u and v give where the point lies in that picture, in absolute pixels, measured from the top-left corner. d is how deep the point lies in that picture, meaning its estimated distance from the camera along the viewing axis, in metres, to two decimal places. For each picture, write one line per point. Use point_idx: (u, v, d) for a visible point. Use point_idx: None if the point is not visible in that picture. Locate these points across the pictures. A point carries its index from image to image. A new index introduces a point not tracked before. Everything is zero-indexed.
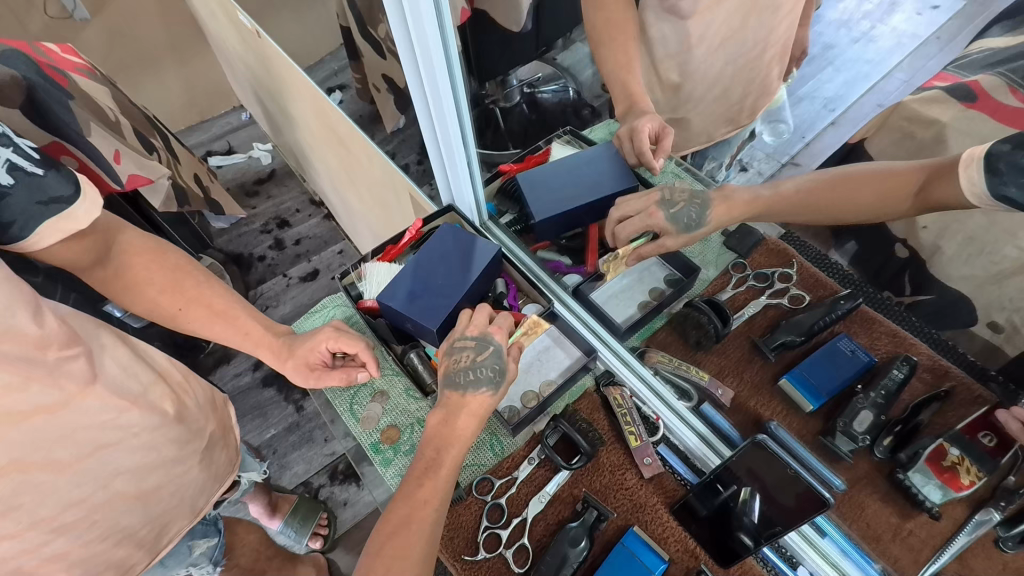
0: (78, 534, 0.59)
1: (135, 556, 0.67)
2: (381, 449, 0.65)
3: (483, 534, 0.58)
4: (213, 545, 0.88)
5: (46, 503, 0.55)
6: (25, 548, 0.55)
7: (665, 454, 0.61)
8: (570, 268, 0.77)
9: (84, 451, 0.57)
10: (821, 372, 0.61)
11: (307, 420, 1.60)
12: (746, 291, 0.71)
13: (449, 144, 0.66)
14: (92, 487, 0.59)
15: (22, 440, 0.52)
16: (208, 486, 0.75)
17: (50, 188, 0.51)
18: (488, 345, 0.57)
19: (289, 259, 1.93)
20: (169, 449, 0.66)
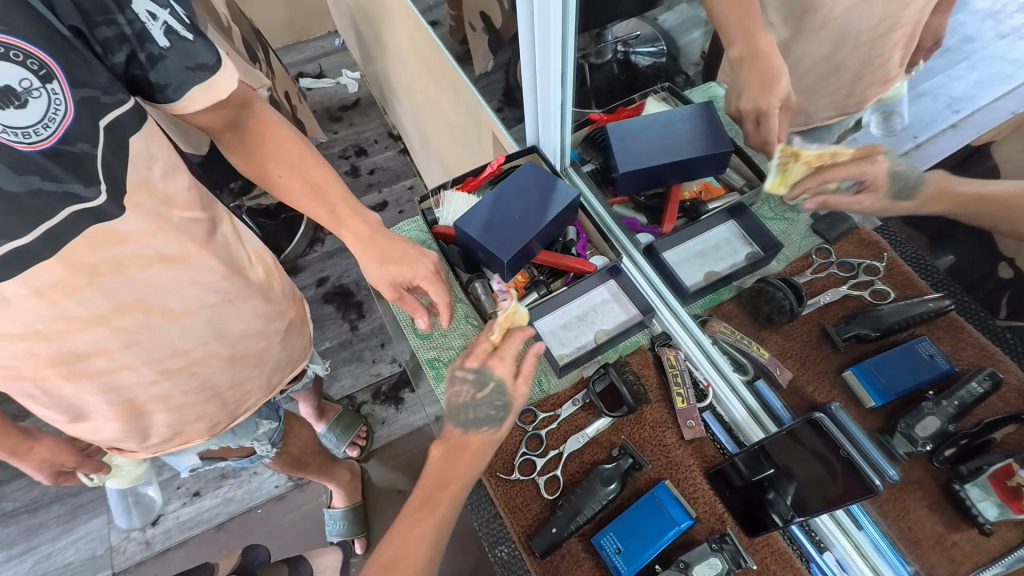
0: (181, 381, 0.68)
1: (219, 413, 0.76)
2: (436, 365, 0.68)
3: (520, 458, 0.61)
4: (275, 428, 0.97)
5: (161, 344, 0.63)
6: (140, 379, 0.64)
7: (709, 421, 0.62)
8: (645, 226, 0.76)
9: (192, 305, 0.64)
10: (892, 371, 0.59)
11: (360, 340, 1.70)
12: (828, 278, 0.69)
13: (547, 81, 0.66)
14: (194, 342, 0.66)
15: (146, 283, 0.59)
16: (283, 367, 0.84)
17: (197, 55, 0.55)
18: (488, 380, 0.58)
19: (361, 187, 1.99)
20: (258, 322, 0.74)
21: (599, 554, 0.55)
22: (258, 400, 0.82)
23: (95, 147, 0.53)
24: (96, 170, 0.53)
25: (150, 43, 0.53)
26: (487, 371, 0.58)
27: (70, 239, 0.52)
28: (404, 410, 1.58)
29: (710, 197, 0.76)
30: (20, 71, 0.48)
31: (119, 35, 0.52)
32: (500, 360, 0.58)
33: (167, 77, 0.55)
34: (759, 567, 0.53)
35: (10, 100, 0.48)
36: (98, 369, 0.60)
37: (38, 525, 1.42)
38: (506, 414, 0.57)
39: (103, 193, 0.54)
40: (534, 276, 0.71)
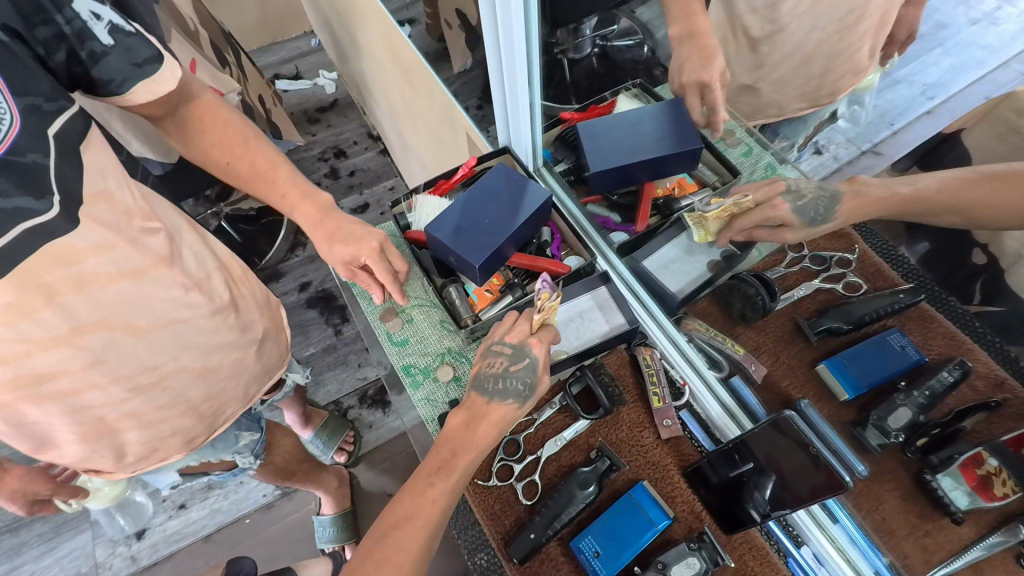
0: (152, 398, 0.66)
1: (195, 427, 0.75)
2: (412, 371, 0.67)
3: (497, 463, 0.61)
4: (256, 439, 0.96)
5: (128, 362, 0.62)
6: (107, 399, 0.62)
7: (686, 419, 0.61)
8: (618, 225, 0.76)
9: (159, 321, 0.63)
10: (863, 364, 0.59)
11: (344, 343, 1.68)
12: (799, 272, 0.68)
13: (512, 82, 0.65)
14: (164, 357, 0.65)
15: (108, 300, 0.57)
16: (260, 377, 0.83)
17: (140, 50, 0.56)
18: (525, 356, 0.56)
19: (341, 189, 1.97)
20: (229, 332, 0.73)
21: (578, 558, 0.54)
22: (236, 409, 0.81)
23: (44, 157, 0.52)
24: (48, 183, 0.52)
25: (93, 40, 0.53)
26: (525, 347, 0.57)
27: (25, 260, 0.50)
28: (391, 413, 1.58)
29: (684, 194, 0.74)
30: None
31: (58, 34, 0.51)
32: (539, 341, 0.57)
33: (112, 74, 0.55)
34: (738, 564, 0.53)
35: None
36: (62, 391, 0.58)
37: (20, 544, 1.39)
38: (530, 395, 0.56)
39: (56, 205, 0.52)
40: (509, 278, 0.70)
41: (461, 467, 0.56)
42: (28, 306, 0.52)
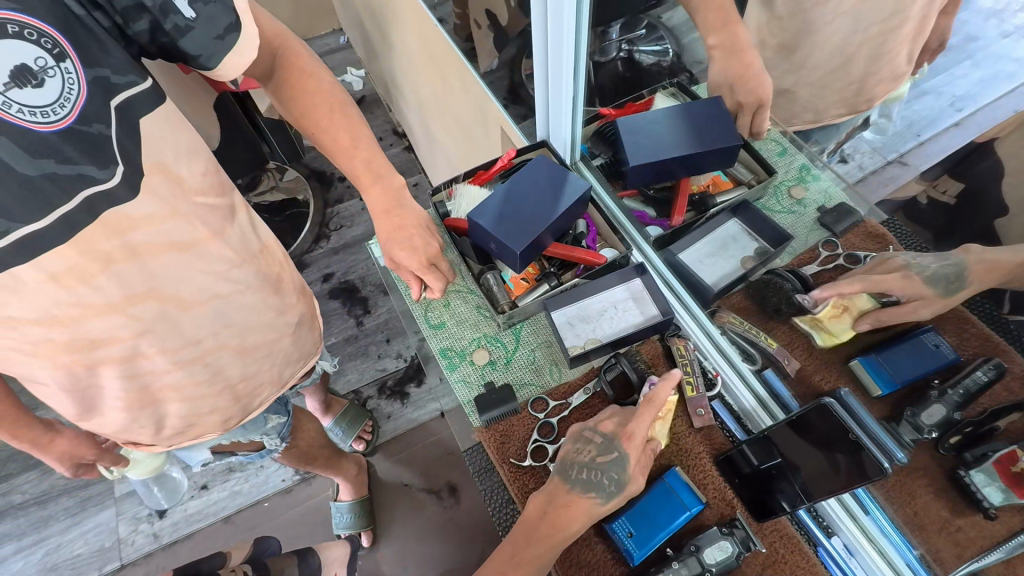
0: (194, 370, 0.69)
1: (230, 405, 0.77)
2: (449, 354, 0.69)
3: (533, 445, 0.62)
4: (283, 422, 0.98)
5: (174, 333, 0.64)
6: (153, 368, 0.65)
7: (718, 409, 0.63)
8: (654, 219, 0.77)
9: (204, 294, 0.65)
10: (897, 361, 0.60)
11: (365, 335, 1.71)
12: (834, 270, 0.69)
13: (557, 73, 0.67)
14: (207, 331, 0.67)
15: (160, 271, 0.60)
16: (295, 360, 0.85)
17: (218, 20, 0.58)
18: (613, 449, 0.56)
19: None
20: (269, 314, 0.75)
21: (610, 538, 0.56)
22: (269, 393, 0.83)
23: (109, 128, 0.55)
24: (112, 155, 0.55)
25: (175, 14, 0.56)
26: (615, 440, 0.56)
27: (89, 223, 0.54)
28: (409, 405, 1.60)
29: (719, 191, 0.76)
30: (34, 48, 0.49)
31: (138, 6, 0.54)
32: (633, 436, 0.56)
33: (198, 47, 0.58)
34: (768, 551, 0.54)
35: (28, 78, 0.49)
36: (113, 356, 0.61)
37: (47, 516, 1.43)
38: (619, 492, 0.55)
39: (118, 175, 0.55)
40: (544, 268, 0.72)
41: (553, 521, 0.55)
42: (90, 271, 0.54)
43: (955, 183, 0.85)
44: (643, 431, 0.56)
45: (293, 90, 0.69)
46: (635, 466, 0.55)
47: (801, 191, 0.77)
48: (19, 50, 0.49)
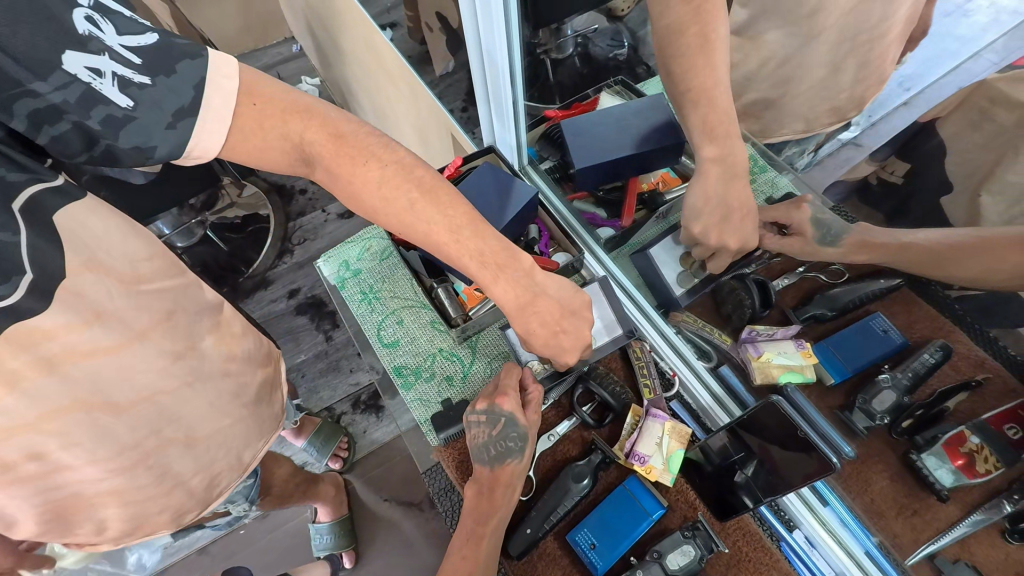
0: (134, 476, 0.59)
1: (187, 502, 0.68)
2: (404, 372, 0.67)
3: None
4: (251, 484, 0.95)
5: (105, 442, 0.55)
6: (83, 479, 0.55)
7: (677, 409, 0.62)
8: (605, 221, 0.75)
9: (139, 394, 0.57)
10: (850, 348, 0.60)
11: (336, 349, 1.67)
12: (785, 260, 0.69)
13: (493, 76, 0.66)
14: (146, 431, 0.58)
15: (82, 377, 0.52)
16: (254, 439, 0.75)
17: (170, 101, 0.47)
18: (499, 418, 0.56)
19: (328, 195, 1.97)
20: (222, 398, 0.66)
21: (574, 551, 0.54)
22: (230, 480, 0.73)
23: (14, 234, 0.47)
24: (23, 260, 0.48)
25: (108, 105, 0.46)
26: (496, 408, 0.57)
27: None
28: (385, 418, 1.57)
29: (668, 188, 0.75)
30: None
31: (48, 106, 0.45)
32: (506, 397, 0.57)
33: (144, 139, 0.48)
34: (732, 550, 0.53)
35: None
36: (34, 474, 0.52)
37: None
38: (525, 444, 0.56)
39: (22, 287, 0.47)
40: None
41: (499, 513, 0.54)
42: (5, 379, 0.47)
43: (902, 163, 0.88)
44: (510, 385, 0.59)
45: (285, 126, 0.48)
46: (524, 421, 0.57)
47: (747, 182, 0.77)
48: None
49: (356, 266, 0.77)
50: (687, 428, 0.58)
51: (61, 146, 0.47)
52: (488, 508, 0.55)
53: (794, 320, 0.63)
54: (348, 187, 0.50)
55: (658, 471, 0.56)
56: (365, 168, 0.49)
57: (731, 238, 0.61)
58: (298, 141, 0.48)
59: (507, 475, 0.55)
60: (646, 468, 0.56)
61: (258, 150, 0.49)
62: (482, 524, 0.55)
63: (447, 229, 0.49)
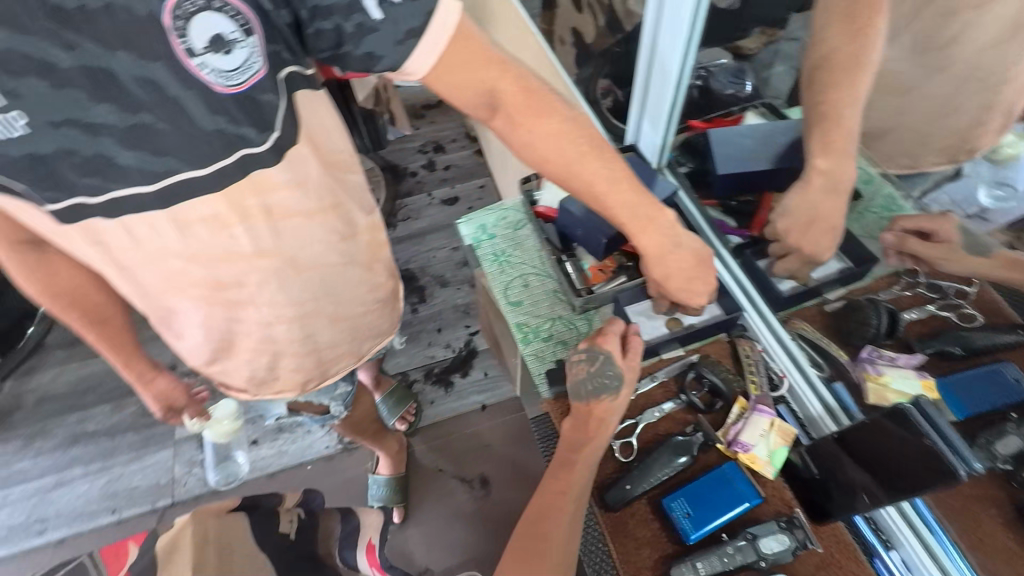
0: (292, 330, 0.75)
1: (313, 366, 0.84)
2: (523, 330, 0.74)
3: (617, 442, 0.63)
4: (348, 391, 1.07)
5: (285, 290, 0.70)
6: (260, 319, 0.72)
7: (782, 413, 0.64)
8: (734, 229, 0.78)
9: (314, 261, 0.70)
10: (977, 391, 0.60)
11: (418, 321, 1.78)
12: (914, 296, 0.69)
13: (659, 65, 0.72)
14: (310, 294, 0.73)
15: (287, 231, 0.66)
16: (374, 336, 0.91)
17: (404, 21, 0.52)
18: (598, 355, 0.60)
19: (435, 181, 2.10)
20: (363, 287, 0.80)
21: (666, 517, 0.57)
22: (346, 363, 0.90)
23: (278, 98, 0.58)
24: (270, 117, 0.59)
25: (363, 13, 0.52)
26: (596, 347, 0.61)
27: (239, 179, 0.59)
28: (451, 394, 1.64)
29: None
30: (229, 24, 0.52)
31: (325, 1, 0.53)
32: (608, 339, 0.62)
33: (376, 50, 0.54)
34: (824, 552, 0.55)
35: (220, 47, 0.53)
36: (237, 299, 0.69)
37: (104, 453, 1.47)
38: (620, 384, 0.59)
39: (270, 141, 0.59)
40: (622, 261, 0.74)
41: (587, 455, 0.60)
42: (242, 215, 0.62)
43: None
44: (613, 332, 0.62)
45: (484, 71, 0.52)
46: (620, 360, 0.61)
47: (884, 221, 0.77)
48: (216, 21, 0.51)
49: (491, 231, 0.84)
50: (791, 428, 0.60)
51: (316, 39, 0.56)
52: (582, 438, 0.60)
53: (917, 349, 0.64)
54: (525, 132, 0.54)
55: (761, 462, 0.59)
56: (545, 128, 0.53)
57: (807, 244, 0.67)
58: (492, 87, 0.53)
59: (602, 410, 0.59)
60: (748, 457, 0.59)
61: (455, 84, 0.53)
62: (576, 450, 0.61)
63: (606, 182, 0.55)
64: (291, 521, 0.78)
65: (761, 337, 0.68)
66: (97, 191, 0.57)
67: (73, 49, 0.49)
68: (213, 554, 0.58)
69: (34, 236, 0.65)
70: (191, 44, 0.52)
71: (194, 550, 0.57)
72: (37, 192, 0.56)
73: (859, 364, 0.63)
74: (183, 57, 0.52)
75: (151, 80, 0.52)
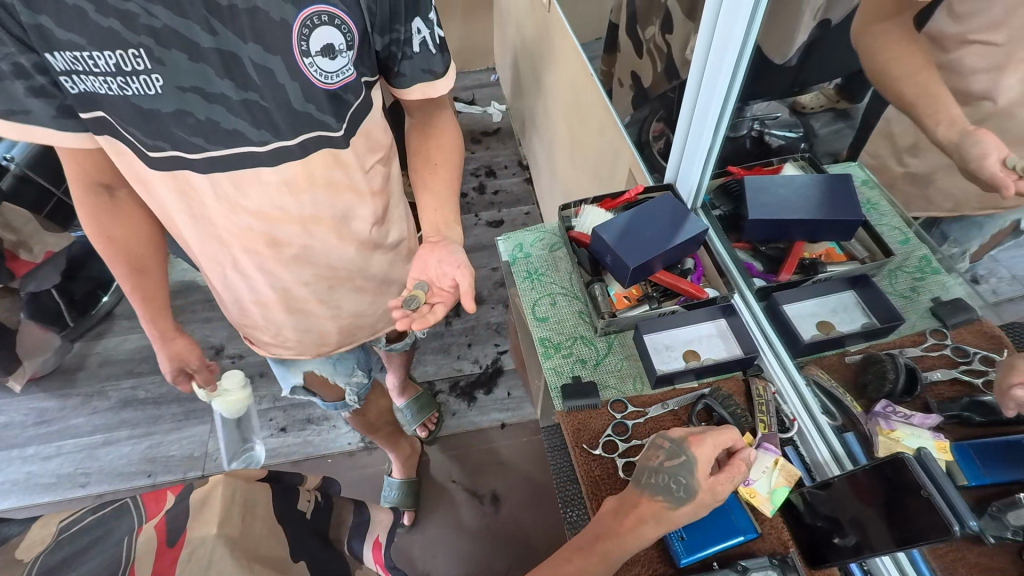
0: (317, 291, 0.84)
1: None
2: (547, 344, 0.77)
3: (605, 437, 0.67)
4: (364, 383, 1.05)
5: (318, 257, 0.79)
6: (295, 284, 0.81)
7: (790, 455, 0.64)
8: (761, 272, 0.80)
9: None
10: (993, 459, 0.59)
11: (451, 334, 1.85)
12: (937, 357, 0.69)
13: (702, 104, 0.76)
14: None
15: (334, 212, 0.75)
16: None
17: (430, 65, 0.72)
18: (681, 454, 0.58)
19: (483, 203, 2.20)
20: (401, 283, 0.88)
21: (662, 538, 0.59)
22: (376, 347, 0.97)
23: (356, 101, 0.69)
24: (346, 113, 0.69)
25: (410, 47, 0.69)
26: (684, 446, 0.58)
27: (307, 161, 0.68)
28: (474, 408, 1.68)
29: (831, 261, 0.78)
30: (338, 35, 0.63)
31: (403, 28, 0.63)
32: (700, 439, 0.58)
33: (407, 72, 0.71)
34: None
35: (328, 53, 0.64)
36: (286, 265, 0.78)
37: (149, 420, 1.59)
38: (691, 497, 0.55)
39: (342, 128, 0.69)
40: (649, 291, 0.79)
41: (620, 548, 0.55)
42: (319, 190, 0.71)
43: None
44: (713, 444, 0.58)
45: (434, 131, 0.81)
46: (703, 472, 0.56)
47: (917, 281, 0.77)
48: (330, 34, 0.63)
49: (527, 250, 0.90)
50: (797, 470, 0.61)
51: None
52: (619, 526, 0.56)
53: (935, 411, 0.64)
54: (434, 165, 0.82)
55: (760, 498, 0.60)
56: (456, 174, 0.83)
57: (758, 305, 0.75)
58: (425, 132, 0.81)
59: (650, 509, 0.56)
60: (749, 491, 0.60)
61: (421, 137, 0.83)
62: (602, 538, 0.55)
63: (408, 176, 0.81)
64: (309, 500, 0.75)
65: (775, 377, 0.71)
66: (196, 150, 0.64)
67: (215, 34, 0.59)
68: (239, 517, 0.55)
69: (112, 179, 0.70)
70: (308, 47, 0.62)
71: (222, 507, 0.55)
72: (144, 141, 0.64)
73: (871, 418, 0.63)
74: (297, 55, 0.62)
75: (269, 68, 0.62)
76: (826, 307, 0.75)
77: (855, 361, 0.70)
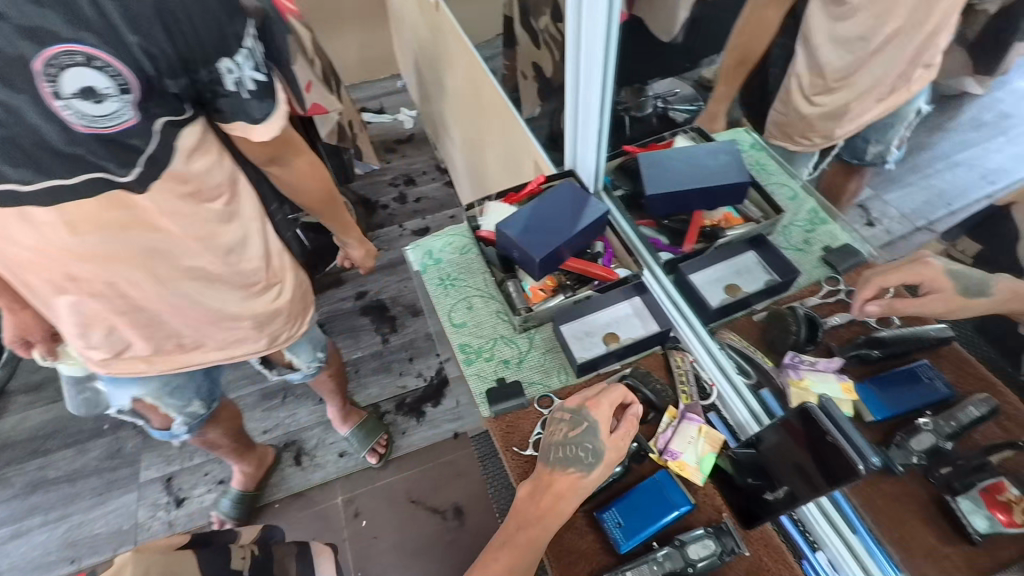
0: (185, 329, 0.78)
1: None
2: (467, 350, 0.75)
3: (534, 436, 0.65)
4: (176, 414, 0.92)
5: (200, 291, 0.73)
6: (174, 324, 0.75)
7: (714, 421, 0.66)
8: (667, 246, 0.82)
9: None
10: (893, 391, 0.61)
11: (391, 351, 1.79)
12: (833, 303, 0.72)
13: (582, 90, 0.76)
14: None
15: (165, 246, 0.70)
16: None
17: (249, 110, 0.64)
18: (583, 421, 0.60)
19: (406, 212, 2.14)
20: None
21: (600, 528, 0.58)
22: None
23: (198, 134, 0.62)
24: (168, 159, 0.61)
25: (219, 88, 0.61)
26: (583, 413, 0.60)
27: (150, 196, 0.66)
28: (424, 423, 1.63)
29: (730, 226, 0.79)
30: (103, 80, 0.53)
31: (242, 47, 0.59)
32: (597, 405, 0.60)
33: (220, 114, 0.63)
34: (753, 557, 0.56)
35: (91, 96, 0.54)
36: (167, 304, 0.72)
37: (63, 499, 1.43)
38: (597, 463, 0.57)
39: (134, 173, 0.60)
40: (561, 280, 0.78)
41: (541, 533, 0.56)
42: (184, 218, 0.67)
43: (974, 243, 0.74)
44: (608, 405, 0.60)
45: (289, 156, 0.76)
46: (605, 435, 0.59)
47: (810, 233, 0.81)
48: (90, 78, 0.53)
49: (437, 256, 0.87)
50: (721, 435, 0.63)
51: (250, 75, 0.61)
52: (538, 510, 0.57)
53: (837, 354, 0.66)
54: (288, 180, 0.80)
55: (690, 469, 0.60)
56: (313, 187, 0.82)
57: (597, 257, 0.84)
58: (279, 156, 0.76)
59: (565, 483, 0.57)
60: (678, 464, 0.61)
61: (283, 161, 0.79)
62: (523, 526, 0.56)
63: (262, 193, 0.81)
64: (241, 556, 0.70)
65: (691, 346, 0.72)
66: None
67: None
68: None
69: None
70: (59, 89, 0.53)
71: None
72: None
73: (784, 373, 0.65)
74: (47, 99, 0.53)
75: None
76: (730, 271, 0.77)
77: (763, 318, 0.72)
